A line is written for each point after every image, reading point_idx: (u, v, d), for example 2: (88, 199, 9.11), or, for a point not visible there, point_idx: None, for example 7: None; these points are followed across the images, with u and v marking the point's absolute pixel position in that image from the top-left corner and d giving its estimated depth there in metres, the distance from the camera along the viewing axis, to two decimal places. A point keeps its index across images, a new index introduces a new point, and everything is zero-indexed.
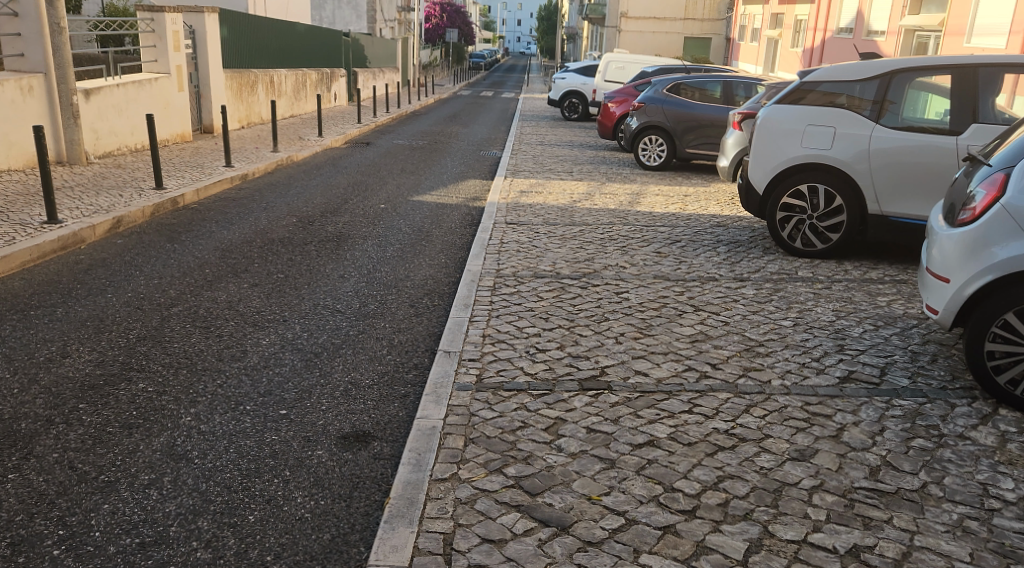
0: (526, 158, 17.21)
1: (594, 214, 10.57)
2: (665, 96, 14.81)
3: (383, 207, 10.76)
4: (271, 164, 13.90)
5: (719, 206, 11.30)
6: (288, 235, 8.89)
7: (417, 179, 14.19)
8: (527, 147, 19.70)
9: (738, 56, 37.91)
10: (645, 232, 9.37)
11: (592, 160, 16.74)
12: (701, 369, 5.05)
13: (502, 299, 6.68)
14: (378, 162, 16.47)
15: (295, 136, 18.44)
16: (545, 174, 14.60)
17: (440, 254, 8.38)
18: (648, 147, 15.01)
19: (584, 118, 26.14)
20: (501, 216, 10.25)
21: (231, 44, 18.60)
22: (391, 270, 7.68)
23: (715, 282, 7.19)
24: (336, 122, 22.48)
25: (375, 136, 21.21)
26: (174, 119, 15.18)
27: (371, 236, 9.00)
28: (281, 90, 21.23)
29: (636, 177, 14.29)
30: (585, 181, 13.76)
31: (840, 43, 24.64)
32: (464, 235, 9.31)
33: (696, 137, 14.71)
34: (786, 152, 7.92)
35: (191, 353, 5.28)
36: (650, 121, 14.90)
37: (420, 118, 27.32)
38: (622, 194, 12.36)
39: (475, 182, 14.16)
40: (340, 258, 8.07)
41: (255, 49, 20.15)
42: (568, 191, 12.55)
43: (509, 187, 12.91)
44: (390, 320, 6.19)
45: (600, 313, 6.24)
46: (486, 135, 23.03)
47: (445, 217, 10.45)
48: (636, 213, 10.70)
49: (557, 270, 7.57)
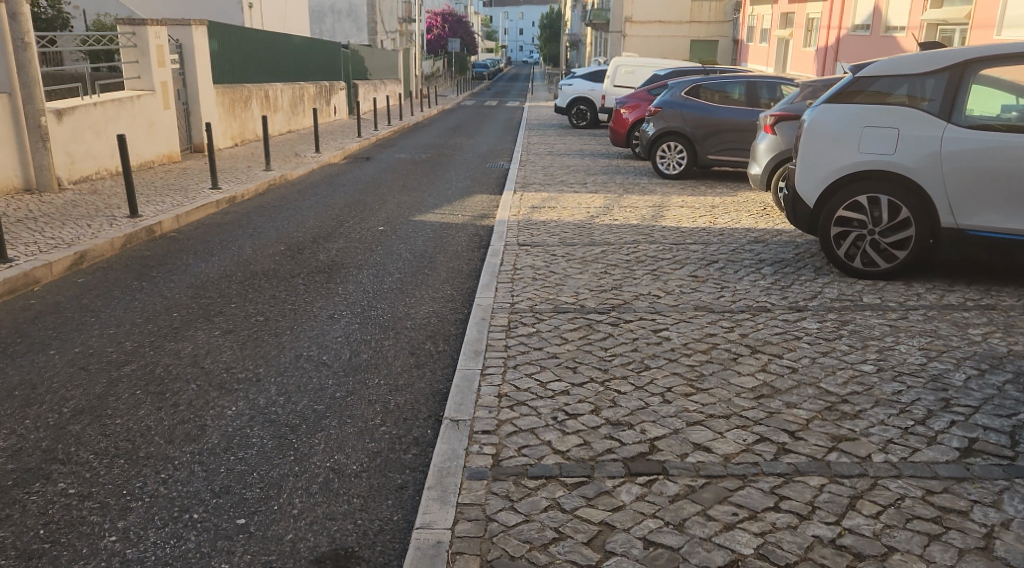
0: (535, 170, 16.15)
1: (616, 231, 9.50)
2: (682, 99, 13.75)
3: (381, 230, 9.71)
4: (262, 184, 12.90)
5: (752, 218, 10.20)
6: (273, 266, 7.85)
7: (420, 196, 13.16)
8: (536, 157, 18.64)
9: (747, 57, 36.81)
10: (676, 252, 8.29)
11: (605, 170, 15.68)
12: (777, 440, 3.98)
13: (518, 342, 5.60)
14: (378, 178, 15.44)
15: (291, 153, 17.44)
16: (557, 186, 13.55)
17: (444, 284, 7.33)
18: (667, 155, 13.95)
19: (593, 125, 25.08)
20: (513, 237, 9.20)
21: (221, 58, 17.61)
22: (389, 307, 6.63)
23: (768, 313, 6.13)
24: (335, 136, 21.49)
25: (376, 150, 20.21)
26: (160, 139, 14.10)
27: (366, 265, 7.95)
28: (277, 104, 20.23)
29: (656, 187, 13.22)
30: (601, 193, 12.71)
31: (857, 39, 23.52)
32: (471, 261, 8.25)
33: (719, 143, 13.62)
34: (841, 158, 6.83)
35: (136, 432, 4.23)
36: (668, 126, 13.83)
37: (423, 130, 26.33)
38: (643, 207, 11.29)
39: (482, 197, 13.13)
40: (330, 293, 7.03)
41: (248, 62, 19.15)
42: (583, 205, 11.50)
43: (520, 202, 11.86)
44: (385, 375, 5.13)
45: (638, 361, 5.16)
46: (492, 146, 22.00)
47: (450, 239, 9.40)
48: (661, 228, 9.63)
49: (580, 303, 6.51)
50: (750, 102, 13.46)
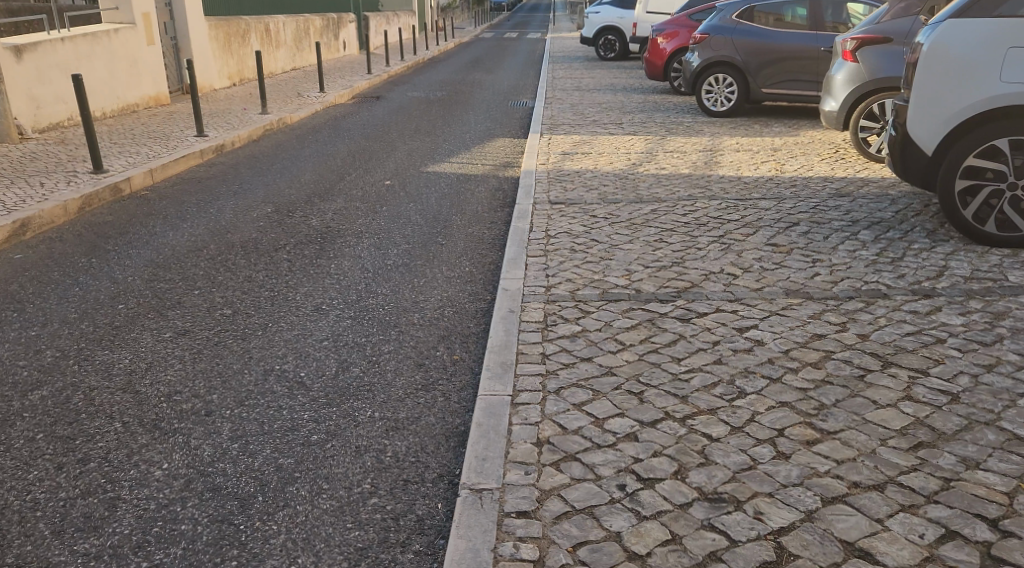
0: (563, 108, 14.61)
1: (665, 184, 8.05)
2: (733, 24, 12.47)
3: (387, 185, 8.33)
4: (256, 129, 11.49)
5: (825, 167, 8.71)
6: (256, 234, 6.49)
7: (434, 141, 11.72)
8: (561, 93, 17.06)
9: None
10: (743, 213, 6.84)
11: (640, 108, 14.12)
12: (973, 539, 2.65)
13: (560, 349, 4.23)
14: (389, 120, 13.98)
15: (293, 92, 15.91)
16: (590, 130, 12.04)
17: (462, 258, 5.98)
18: (714, 89, 12.91)
19: (622, 57, 23.30)
20: (543, 192, 7.81)
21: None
22: (395, 291, 5.29)
23: (886, 303, 4.73)
24: (344, 73, 19.90)
25: (387, 88, 18.65)
26: (144, 78, 12.61)
27: (367, 231, 6.58)
28: (279, 39, 18.61)
29: (701, 131, 11.70)
30: (641, 137, 11.23)
31: None
32: (494, 225, 6.88)
33: (772, 74, 12.36)
34: (974, 94, 5.34)
35: (11, 515, 2.97)
36: (715, 56, 12.69)
37: (438, 65, 24.64)
38: (691, 153, 9.76)
39: (504, 141, 11.70)
40: (321, 270, 5.66)
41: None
42: (622, 152, 10.00)
43: (550, 149, 10.39)
44: (383, 400, 3.80)
45: (725, 384, 3.78)
46: (514, 82, 20.36)
47: (468, 194, 8.01)
48: (719, 179, 8.16)
49: (635, 287, 5.12)
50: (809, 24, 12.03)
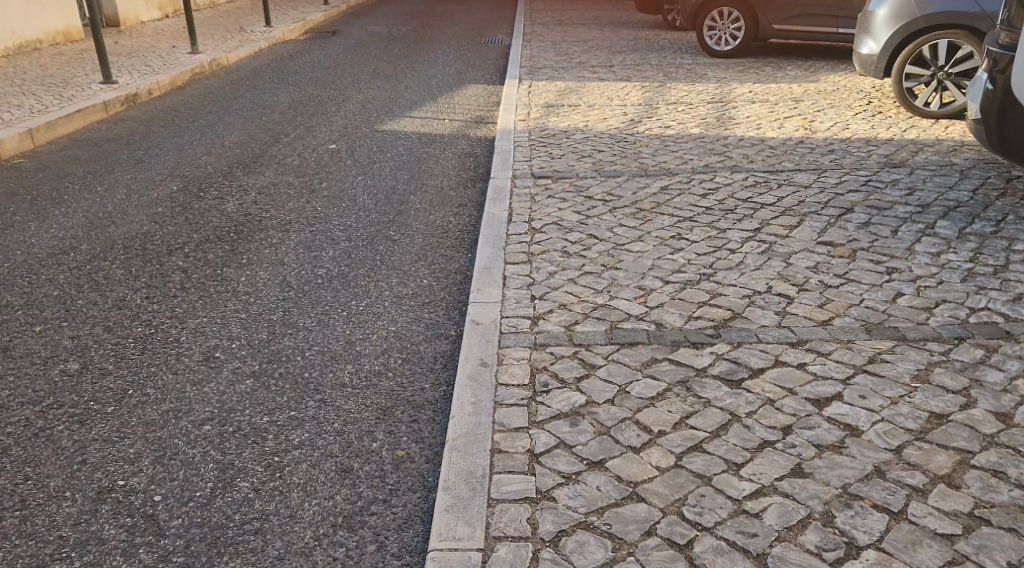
0: (543, 47, 13.12)
1: (670, 154, 6.68)
2: None
3: (331, 152, 6.83)
4: (180, 77, 9.86)
5: (861, 126, 7.30)
6: (147, 226, 4.97)
7: (395, 87, 10.17)
8: (541, 29, 15.52)
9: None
10: (777, 196, 5.44)
11: (629, 48, 12.79)
12: None
13: (553, 444, 2.81)
14: (345, 60, 12.36)
15: (237, 28, 14.12)
16: (574, 77, 10.60)
17: (419, 267, 4.57)
18: (719, 25, 11.64)
19: None
20: (524, 161, 6.59)
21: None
22: (323, 321, 3.85)
23: (1015, 347, 3.34)
24: (298, 5, 18.11)
25: (347, 22, 16.84)
26: (50, 10, 10.80)
27: (300, 221, 5.14)
28: None
29: (700, 79, 10.28)
30: (635, 86, 9.90)
31: None
32: (463, 209, 5.59)
33: (783, 7, 11.16)
34: None
35: None
36: None
37: None
38: (697, 110, 8.29)
39: (477, 89, 10.18)
40: (225, 285, 4.18)
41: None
42: (615, 108, 8.52)
43: (530, 103, 8.97)
44: (276, 560, 2.38)
45: (819, 524, 2.39)
46: (489, 15, 18.61)
47: (431, 169, 6.58)
48: (736, 148, 6.77)
49: (655, 320, 3.72)
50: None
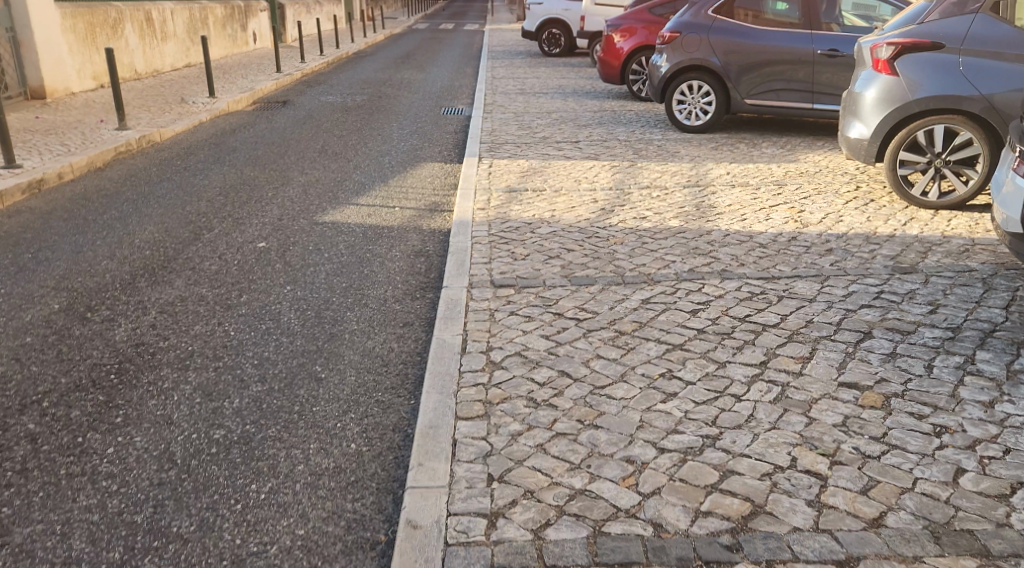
0: (505, 120, 12.43)
1: (646, 253, 5.84)
2: (710, 22, 10.71)
3: (255, 258, 5.97)
4: (99, 158, 9.01)
5: (857, 217, 6.56)
6: (11, 365, 4.11)
7: (342, 166, 9.31)
8: (503, 98, 14.90)
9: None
10: (780, 313, 4.58)
11: (596, 121, 12.13)
12: None
13: None
14: (292, 134, 11.54)
15: (178, 99, 13.28)
16: (538, 155, 9.85)
17: (347, 423, 3.66)
18: (688, 99, 11.04)
19: (567, 52, 22.40)
20: (482, 264, 5.75)
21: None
22: (205, 521, 2.87)
23: None
24: (247, 73, 17.40)
25: (299, 91, 16.08)
26: None
27: (201, 354, 4.34)
28: (157, 34, 16.06)
29: (672, 157, 9.57)
30: (604, 166, 9.16)
31: None
32: (410, 329, 4.80)
33: (755, 80, 10.50)
34: None
35: None
36: (688, 60, 10.85)
37: (365, 62, 22.22)
38: (673, 197, 7.53)
39: (432, 169, 9.36)
40: (85, 464, 3.17)
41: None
42: (584, 195, 7.72)
43: (490, 187, 8.15)
44: None
45: None
46: (449, 83, 18.00)
47: (373, 277, 5.68)
48: (721, 246, 5.96)
49: (652, 519, 2.81)
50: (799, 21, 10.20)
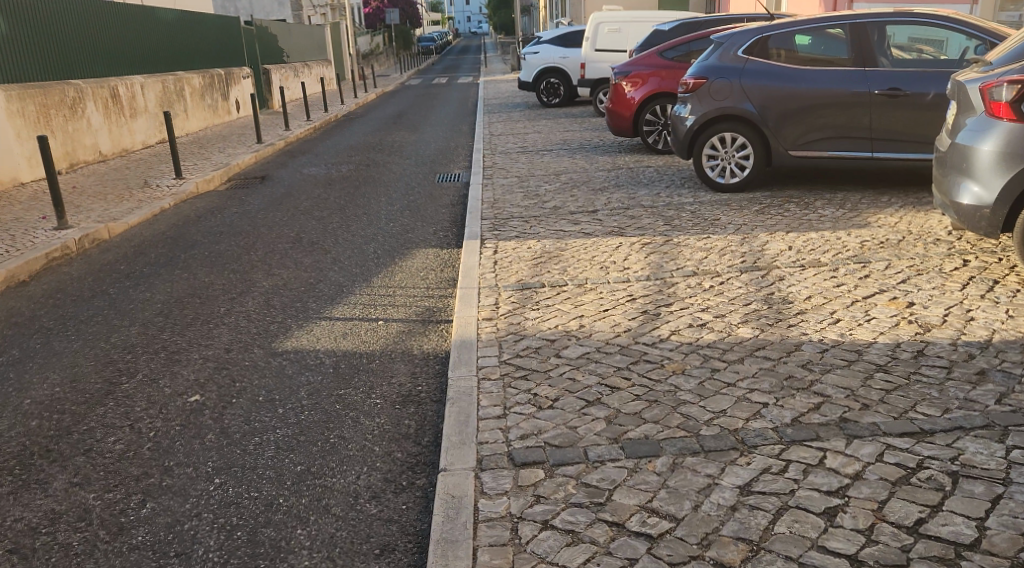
0: (507, 187, 10.88)
1: (723, 388, 4.21)
2: (741, 64, 9.22)
3: (178, 430, 4.23)
4: (23, 268, 7.43)
5: (990, 313, 4.96)
6: None
7: (317, 260, 7.70)
8: (504, 159, 13.39)
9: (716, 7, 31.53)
10: (970, 517, 2.98)
11: (613, 182, 10.58)
12: None
13: None
14: (263, 217, 9.99)
15: (138, 183, 11.78)
16: (550, 231, 8.24)
17: None
18: (720, 153, 9.48)
19: (568, 101, 21.01)
20: (494, 420, 4.10)
21: (6, 43, 11.92)
22: None
23: None
24: (225, 145, 15.95)
25: (279, 163, 14.60)
26: None
27: None
28: (125, 111, 14.58)
29: (713, 226, 7.98)
30: (633, 243, 7.55)
31: None
32: (388, 560, 3.16)
33: (800, 128, 8.97)
34: None
35: None
36: (719, 109, 9.31)
37: (355, 124, 20.86)
38: (733, 288, 5.91)
39: (425, 257, 7.74)
40: None
41: (66, 54, 13.48)
42: (617, 291, 6.09)
43: (496, 283, 6.52)
44: None
45: None
46: (444, 143, 16.54)
47: (339, 451, 3.99)
48: (823, 371, 4.32)
49: None
50: (846, 58, 8.76)
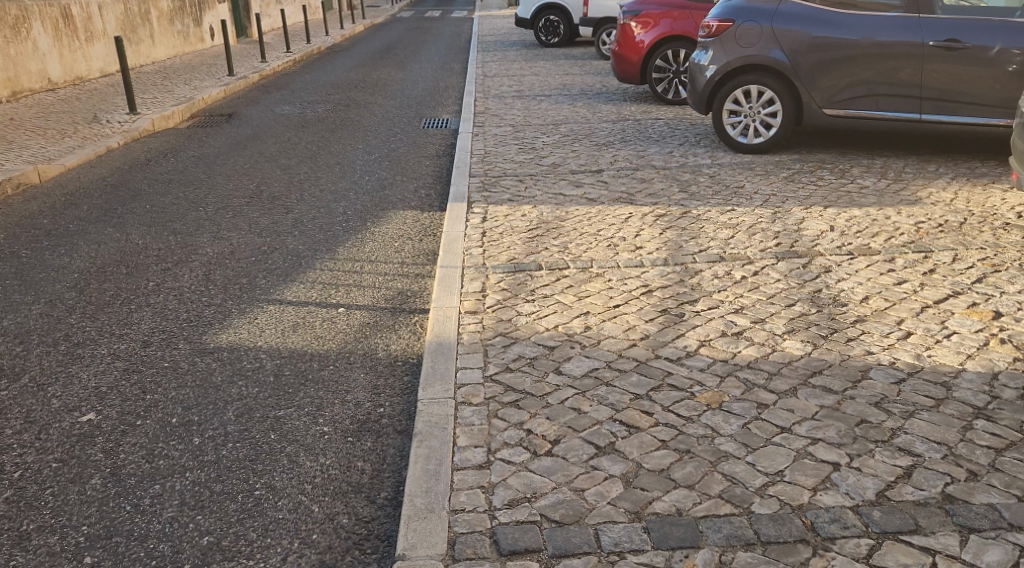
0: (500, 137, 9.75)
1: (775, 436, 3.21)
2: (774, 6, 8.12)
3: (53, 469, 3.15)
4: None
5: None
6: None
7: (276, 221, 6.63)
8: (498, 105, 12.21)
9: None
10: None
11: (619, 137, 9.46)
12: None
13: None
14: (223, 163, 8.87)
15: (88, 119, 10.57)
16: (548, 195, 7.17)
17: None
18: (744, 108, 8.36)
19: (568, 41, 19.65)
20: (476, 472, 3.07)
21: None
22: None
23: None
24: (193, 77, 14.65)
25: (250, 99, 13.36)
26: None
27: None
28: (79, 34, 13.31)
29: (736, 196, 6.92)
30: (644, 214, 6.50)
31: None
32: None
33: (838, 82, 7.88)
34: None
35: None
36: (745, 57, 8.22)
37: (338, 58, 19.49)
38: (770, 281, 4.89)
39: (401, 222, 6.69)
40: None
41: None
42: (628, 280, 5.07)
43: (483, 263, 5.48)
44: None
45: None
46: (434, 83, 15.28)
47: (265, 513, 2.93)
48: (905, 414, 3.32)
49: None
50: (885, 3, 7.74)
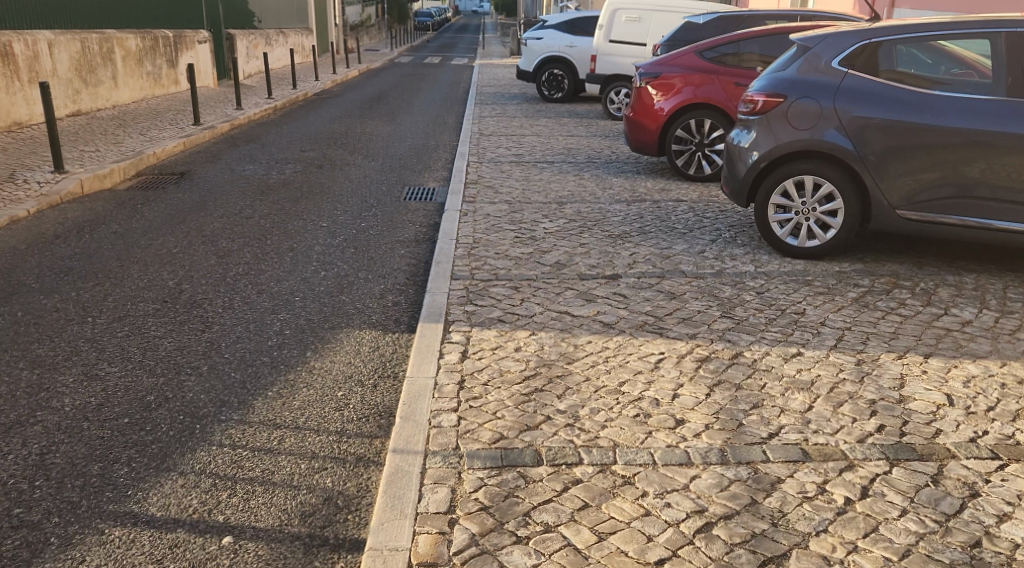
0: (492, 219, 8.12)
1: None
2: (836, 80, 6.56)
3: None
4: None
5: None
6: None
7: (183, 343, 4.94)
8: (493, 173, 10.61)
9: None
10: None
11: (638, 225, 7.84)
12: None
13: None
14: (147, 242, 7.21)
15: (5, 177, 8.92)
16: (549, 315, 5.49)
17: None
18: (795, 202, 6.77)
19: (571, 96, 18.10)
20: None
21: None
22: None
23: None
24: (153, 125, 13.06)
25: (211, 153, 11.75)
26: None
27: None
28: (21, 74, 11.69)
29: (797, 330, 5.25)
30: (679, 355, 4.82)
31: None
32: None
33: (918, 179, 6.27)
34: None
35: None
36: (798, 142, 6.65)
37: (324, 106, 17.98)
38: (892, 514, 3.19)
39: (352, 351, 4.99)
40: None
41: None
42: (673, 494, 3.35)
43: (457, 444, 3.77)
44: None
45: None
46: (423, 141, 13.75)
47: None
48: None
49: None
50: (938, 79, 6.26)
